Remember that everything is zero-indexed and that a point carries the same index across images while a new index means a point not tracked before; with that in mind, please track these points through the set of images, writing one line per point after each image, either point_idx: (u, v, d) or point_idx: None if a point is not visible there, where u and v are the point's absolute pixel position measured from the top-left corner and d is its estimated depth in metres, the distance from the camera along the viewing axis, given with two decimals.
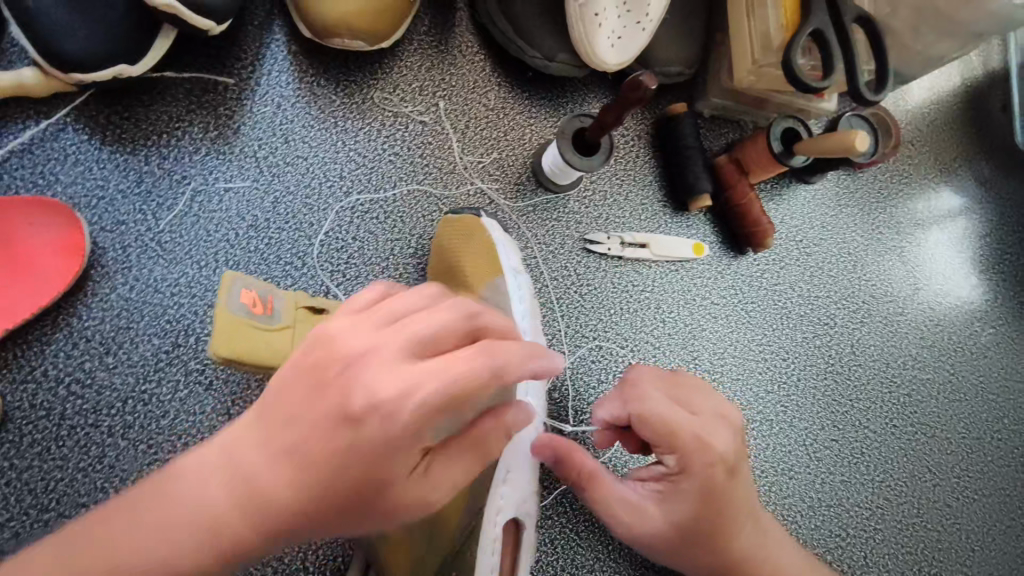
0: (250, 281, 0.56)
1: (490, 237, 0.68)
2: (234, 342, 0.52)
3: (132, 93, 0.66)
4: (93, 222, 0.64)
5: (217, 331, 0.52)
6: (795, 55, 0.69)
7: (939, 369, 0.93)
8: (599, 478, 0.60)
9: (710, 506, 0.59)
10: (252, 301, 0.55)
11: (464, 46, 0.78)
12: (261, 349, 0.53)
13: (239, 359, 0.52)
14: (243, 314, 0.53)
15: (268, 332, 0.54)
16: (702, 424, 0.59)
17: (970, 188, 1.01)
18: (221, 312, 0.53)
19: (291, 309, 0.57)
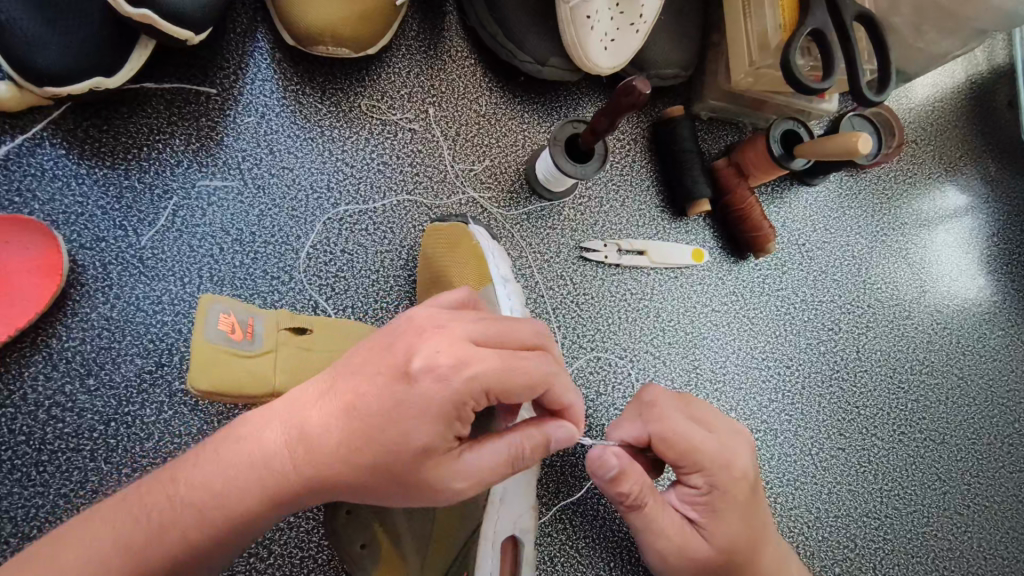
0: (229, 305, 0.54)
1: (477, 244, 0.66)
2: (213, 373, 0.51)
3: (111, 105, 0.64)
4: (72, 238, 0.62)
5: (195, 364, 0.50)
6: (793, 55, 0.66)
7: (947, 373, 0.91)
8: (649, 497, 0.55)
9: (745, 522, 0.57)
10: (230, 326, 0.53)
11: (453, 51, 0.76)
12: (241, 379, 0.52)
13: (218, 391, 0.51)
14: (220, 342, 0.52)
15: (247, 359, 0.53)
16: (725, 440, 0.58)
17: (977, 187, 0.99)
18: (198, 342, 0.51)
19: (272, 332, 0.56)
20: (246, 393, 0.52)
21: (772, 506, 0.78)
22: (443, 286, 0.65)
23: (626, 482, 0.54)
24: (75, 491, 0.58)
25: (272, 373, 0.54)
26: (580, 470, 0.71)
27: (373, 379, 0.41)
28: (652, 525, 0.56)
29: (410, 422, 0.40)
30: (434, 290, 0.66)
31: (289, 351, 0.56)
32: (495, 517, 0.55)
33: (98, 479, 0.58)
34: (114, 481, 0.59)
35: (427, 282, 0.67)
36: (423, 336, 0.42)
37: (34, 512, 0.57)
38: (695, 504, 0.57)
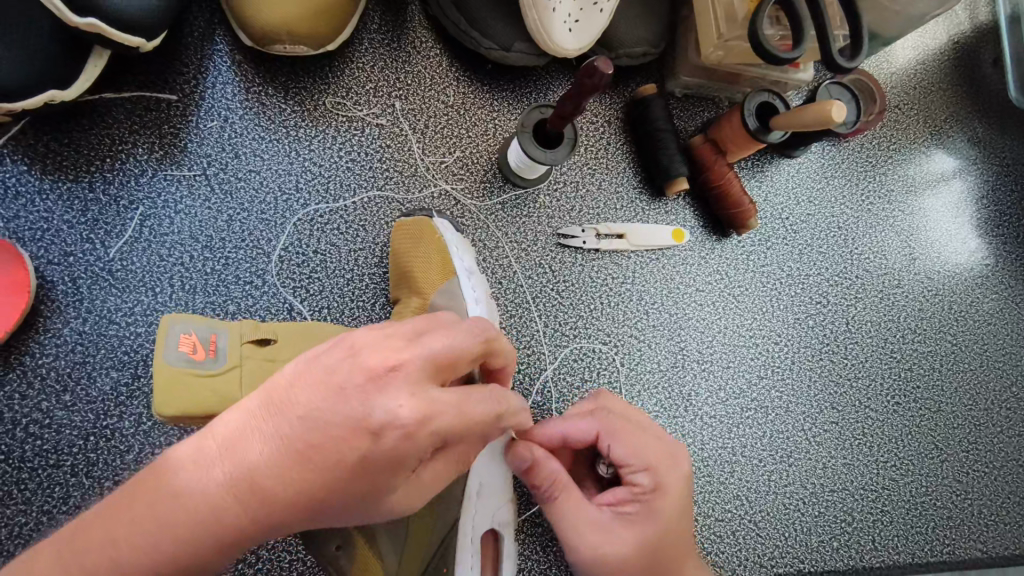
0: (188, 325, 0.54)
1: (443, 239, 0.65)
2: (175, 399, 0.51)
3: (70, 118, 0.64)
4: (39, 255, 0.61)
5: (155, 388, 0.51)
6: (760, 26, 0.65)
7: (941, 340, 0.90)
8: (567, 485, 0.57)
9: (673, 525, 0.58)
10: (191, 345, 0.53)
11: (418, 42, 0.75)
12: (204, 399, 0.52)
13: (181, 414, 0.51)
14: (182, 364, 0.52)
15: (209, 377, 0.53)
16: (654, 455, 0.58)
17: (963, 148, 0.97)
18: (158, 366, 0.51)
19: (236, 345, 0.55)
20: (210, 411, 0.52)
21: (765, 484, 0.78)
22: (410, 280, 0.64)
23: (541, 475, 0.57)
24: (58, 507, 0.58)
25: (236, 389, 0.54)
26: None
27: (323, 430, 0.37)
28: (574, 505, 0.57)
29: (369, 468, 0.37)
30: (403, 286, 0.65)
31: (252, 365, 0.55)
32: (471, 514, 0.56)
33: (81, 494, 0.58)
34: (97, 495, 0.59)
35: (397, 278, 0.66)
36: (375, 386, 0.37)
37: (19, 529, 0.57)
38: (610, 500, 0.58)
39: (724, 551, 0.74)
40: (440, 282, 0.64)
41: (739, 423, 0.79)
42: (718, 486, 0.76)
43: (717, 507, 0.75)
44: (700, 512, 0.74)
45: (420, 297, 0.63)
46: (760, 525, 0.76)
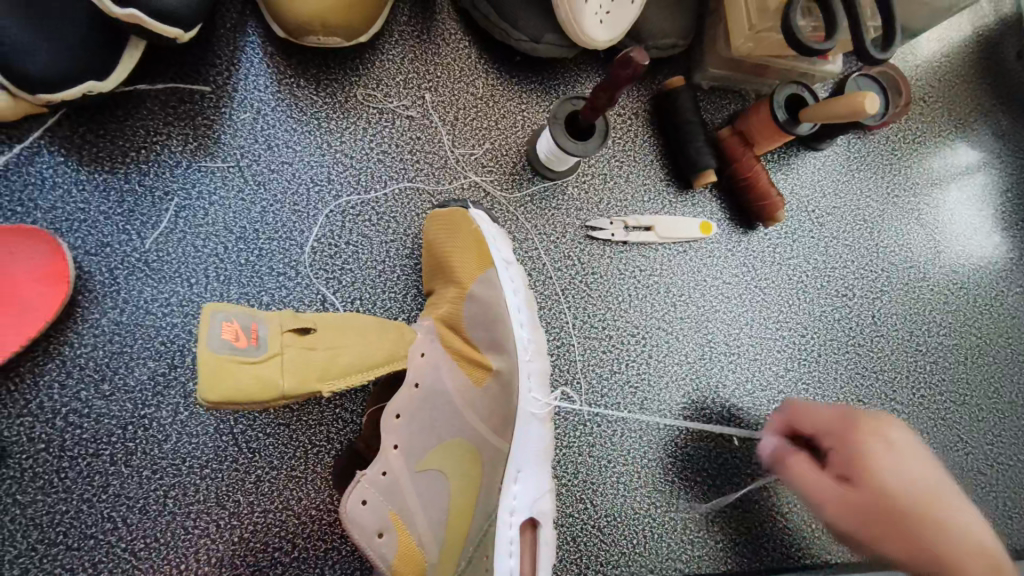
0: (231, 312, 0.52)
1: (478, 229, 0.64)
2: (220, 384, 0.49)
3: (105, 109, 0.64)
4: (77, 246, 0.62)
5: (202, 377, 0.49)
6: (794, 17, 0.65)
7: (965, 334, 0.90)
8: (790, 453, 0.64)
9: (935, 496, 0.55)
10: (234, 334, 0.51)
11: (447, 34, 0.75)
12: (249, 384, 0.51)
13: (229, 400, 0.50)
14: (226, 351, 0.50)
15: (255, 365, 0.51)
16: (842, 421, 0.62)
17: (987, 141, 0.97)
18: (203, 351, 0.49)
19: (278, 334, 0.54)
20: (254, 398, 0.51)
21: None
22: (446, 270, 0.63)
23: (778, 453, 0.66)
24: (98, 495, 0.58)
25: (280, 378, 0.52)
26: (598, 450, 0.71)
27: None
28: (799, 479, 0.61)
29: None
30: (437, 277, 0.65)
31: (294, 353, 0.54)
32: (509, 495, 0.59)
33: (120, 482, 0.59)
34: (137, 484, 0.59)
35: (430, 269, 0.66)
36: None
37: (59, 517, 0.57)
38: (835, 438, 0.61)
39: (753, 542, 0.74)
40: (480, 273, 0.63)
41: (766, 415, 0.79)
42: (748, 478, 0.76)
43: (746, 498, 0.75)
44: (729, 505, 0.74)
45: (459, 287, 0.62)
46: (789, 517, 0.76)
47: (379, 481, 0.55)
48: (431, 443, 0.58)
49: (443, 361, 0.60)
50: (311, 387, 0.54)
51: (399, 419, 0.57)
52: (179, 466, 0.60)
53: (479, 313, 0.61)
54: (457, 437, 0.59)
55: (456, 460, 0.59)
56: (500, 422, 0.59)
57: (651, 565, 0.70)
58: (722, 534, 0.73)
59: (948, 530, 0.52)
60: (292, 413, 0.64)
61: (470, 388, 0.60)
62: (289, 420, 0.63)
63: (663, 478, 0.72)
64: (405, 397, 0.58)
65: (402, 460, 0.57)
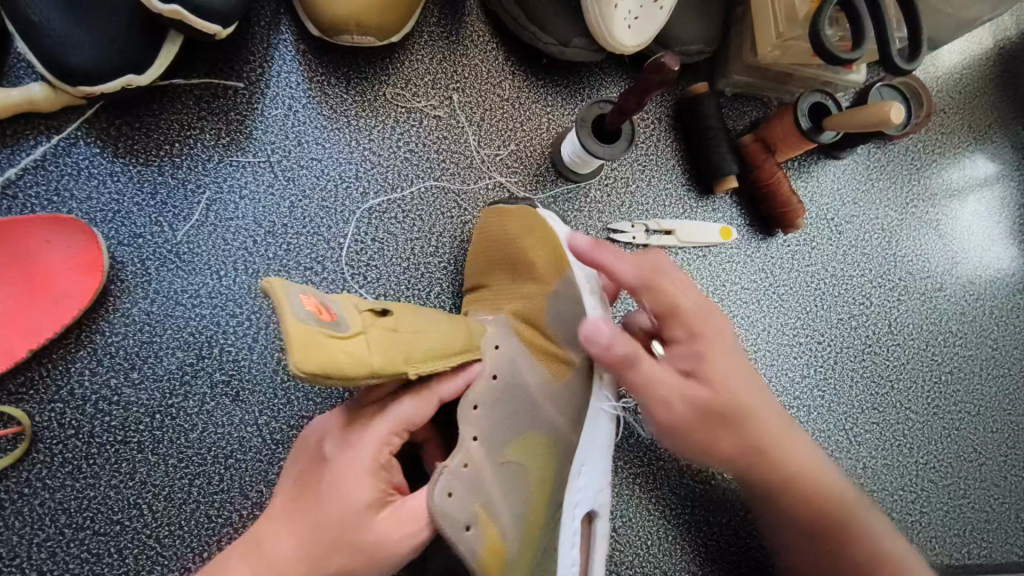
0: (303, 287, 0.45)
1: (551, 227, 0.65)
2: (316, 355, 0.42)
3: (141, 102, 0.65)
4: (110, 236, 0.63)
5: (293, 341, 0.41)
6: (822, 27, 0.66)
7: (981, 345, 0.90)
8: (643, 354, 0.57)
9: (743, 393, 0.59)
10: (316, 307, 0.44)
11: (475, 36, 0.76)
12: (340, 358, 0.44)
13: (325, 373, 0.42)
14: (313, 321, 0.43)
15: (343, 339, 0.45)
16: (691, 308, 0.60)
17: (1006, 154, 0.97)
18: (291, 319, 0.41)
19: (354, 313, 0.48)
20: (345, 374, 0.44)
21: None
22: (518, 266, 0.63)
23: (617, 345, 0.56)
24: (125, 482, 0.59)
25: (370, 355, 0.46)
26: (615, 451, 0.72)
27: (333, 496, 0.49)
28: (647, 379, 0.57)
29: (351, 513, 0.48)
30: (500, 270, 0.65)
31: (376, 332, 0.48)
32: (575, 490, 0.61)
33: (147, 470, 0.60)
34: (163, 472, 0.60)
35: (490, 262, 0.65)
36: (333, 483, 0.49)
37: (87, 503, 0.58)
38: (683, 333, 0.60)
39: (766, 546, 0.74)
40: (561, 270, 0.63)
41: None
42: None
43: None
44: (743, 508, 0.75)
45: (540, 283, 0.62)
46: None
47: (463, 473, 0.52)
48: (511, 435, 0.57)
49: (521, 354, 0.59)
50: (397, 366, 0.48)
51: (477, 410, 0.55)
52: (205, 455, 0.61)
53: (560, 311, 0.62)
54: (535, 429, 0.59)
55: (533, 453, 0.58)
56: (574, 416, 0.62)
57: (666, 566, 0.71)
58: (735, 537, 0.74)
59: (791, 459, 0.60)
60: (317, 406, 0.64)
61: (550, 382, 0.60)
62: (313, 412, 0.64)
63: (679, 480, 0.73)
64: (484, 387, 0.56)
65: (483, 450, 0.54)
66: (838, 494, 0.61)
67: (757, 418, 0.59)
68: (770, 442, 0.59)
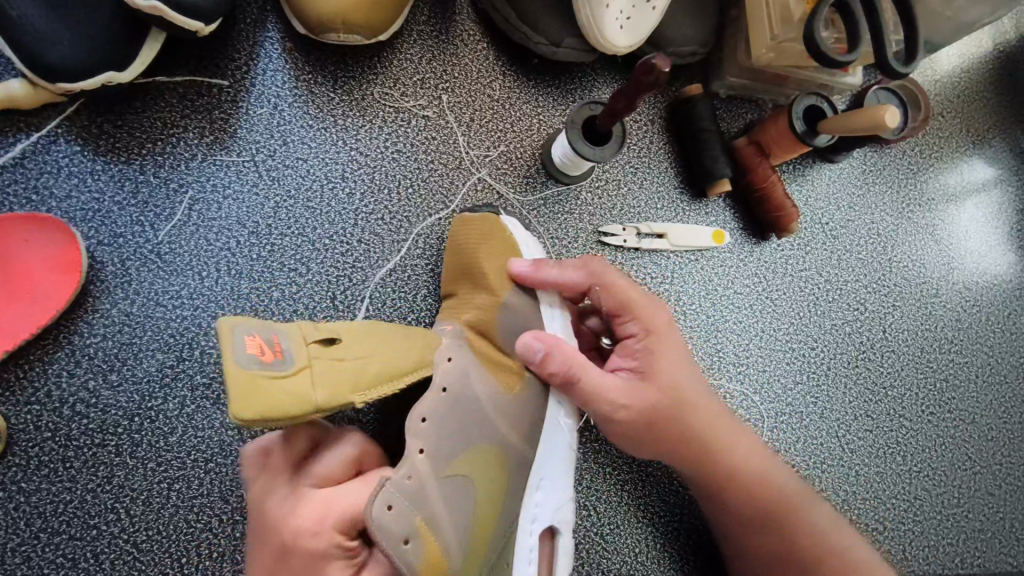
0: (250, 326, 0.48)
1: (511, 238, 0.65)
2: (252, 401, 0.45)
3: (123, 100, 0.64)
4: (90, 236, 0.62)
5: (231, 393, 0.44)
6: (818, 29, 0.64)
7: (977, 352, 0.89)
8: (583, 365, 0.58)
9: (684, 384, 0.60)
10: (259, 349, 0.47)
11: (466, 35, 0.75)
12: (281, 400, 0.47)
13: (266, 417, 0.46)
14: (252, 366, 0.46)
15: (284, 379, 0.47)
16: (638, 299, 0.61)
17: (1004, 159, 0.96)
18: (230, 369, 0.45)
19: (302, 347, 0.50)
20: (290, 415, 0.47)
21: None
22: (475, 276, 0.63)
23: (554, 361, 0.57)
24: (102, 486, 0.58)
25: (312, 390, 0.48)
26: (603, 457, 0.71)
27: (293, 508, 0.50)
28: (592, 391, 0.58)
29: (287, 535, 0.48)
30: (462, 279, 0.64)
31: (323, 365, 0.50)
32: (531, 504, 0.60)
33: (125, 474, 0.59)
34: (141, 476, 0.59)
35: (453, 272, 0.65)
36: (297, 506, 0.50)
37: (63, 507, 0.57)
38: (638, 328, 0.60)
39: None
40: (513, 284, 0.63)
41: (772, 426, 0.78)
42: None
43: None
44: None
45: (492, 294, 0.62)
46: None
47: (405, 486, 0.51)
48: (460, 449, 0.56)
49: (473, 367, 0.58)
50: (344, 397, 0.50)
51: (426, 423, 0.54)
52: (184, 459, 0.60)
53: (513, 323, 0.62)
54: (487, 443, 0.57)
55: (483, 467, 0.57)
56: (526, 429, 0.60)
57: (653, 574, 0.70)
58: None
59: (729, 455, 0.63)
60: None
61: (504, 394, 0.59)
62: None
63: (667, 486, 0.72)
64: (433, 401, 0.55)
65: (429, 464, 0.53)
66: (780, 490, 0.63)
67: (703, 412, 0.61)
68: (709, 433, 0.61)
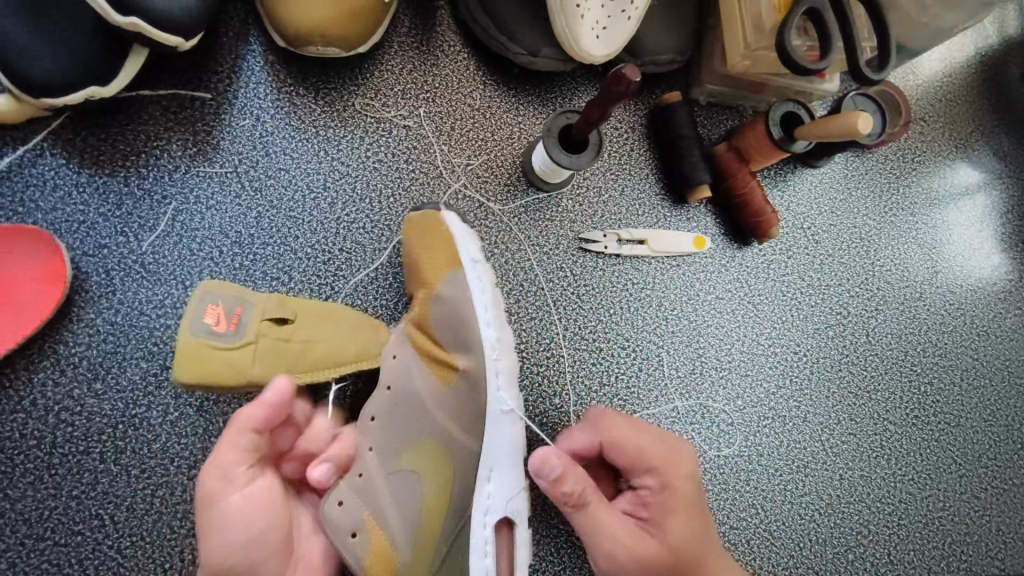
0: (215, 297, 0.56)
1: (450, 233, 0.63)
2: (194, 365, 0.54)
3: (107, 114, 0.65)
4: (75, 247, 0.63)
5: (179, 355, 0.54)
6: (788, 37, 0.65)
7: (962, 355, 0.89)
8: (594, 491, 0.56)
9: (698, 544, 0.57)
10: (216, 319, 0.55)
11: (447, 45, 0.76)
12: (220, 369, 0.55)
13: (202, 381, 0.54)
14: (202, 335, 0.54)
15: (230, 349, 0.55)
16: (655, 453, 0.60)
17: (988, 162, 0.96)
18: (185, 334, 0.54)
19: (257, 322, 0.57)
20: (224, 381, 0.55)
21: (782, 494, 0.78)
22: (424, 267, 0.64)
23: (569, 480, 0.55)
24: (86, 493, 0.59)
25: (250, 364, 0.56)
26: None
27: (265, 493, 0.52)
28: (602, 526, 0.55)
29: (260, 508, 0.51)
30: (415, 276, 0.65)
31: (269, 342, 0.57)
32: (483, 494, 0.58)
33: (108, 481, 0.60)
34: (124, 482, 0.60)
35: (411, 274, 0.66)
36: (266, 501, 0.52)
37: (48, 513, 0.58)
38: (653, 481, 0.59)
39: (738, 558, 0.74)
40: (451, 270, 0.61)
41: (755, 431, 0.79)
42: (734, 494, 0.76)
43: (730, 514, 0.75)
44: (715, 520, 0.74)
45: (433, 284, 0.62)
46: (775, 534, 0.76)
47: (353, 482, 0.57)
48: (405, 445, 0.59)
49: (414, 360, 0.60)
50: (278, 376, 0.57)
51: (374, 422, 0.59)
52: (167, 466, 0.61)
53: (447, 315, 0.60)
54: (430, 435, 0.59)
55: (431, 463, 0.58)
56: (470, 422, 0.58)
57: None
58: None
59: None
60: None
61: (439, 388, 0.59)
62: None
63: None
64: (378, 400, 0.60)
65: (377, 461, 0.58)
66: None
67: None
68: None
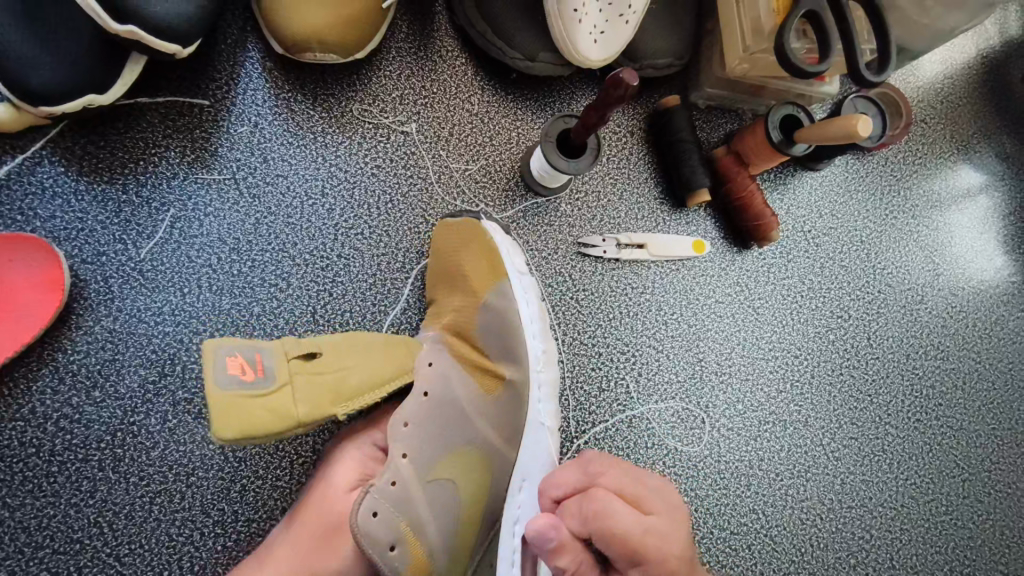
0: (232, 346, 0.50)
1: (489, 240, 0.67)
2: (232, 421, 0.48)
3: (106, 121, 0.65)
4: (73, 254, 0.63)
5: (213, 415, 0.47)
6: (787, 41, 0.65)
7: (965, 358, 0.89)
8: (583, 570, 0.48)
9: None
10: (240, 368, 0.49)
11: (444, 51, 0.76)
12: (264, 417, 0.49)
13: (247, 434, 0.49)
14: (234, 387, 0.49)
15: (268, 396, 0.50)
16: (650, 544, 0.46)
17: (990, 163, 0.96)
18: (212, 391, 0.48)
19: (284, 363, 0.52)
20: (272, 430, 0.50)
21: (783, 499, 0.77)
22: (457, 279, 0.65)
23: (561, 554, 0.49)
24: (85, 500, 0.59)
25: (295, 406, 0.51)
26: None
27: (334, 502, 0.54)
28: None
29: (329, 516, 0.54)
30: (445, 284, 0.66)
31: (304, 380, 0.52)
32: (513, 504, 0.62)
33: (107, 488, 0.60)
34: (123, 490, 0.60)
35: (438, 278, 0.66)
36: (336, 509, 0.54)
37: (47, 521, 0.58)
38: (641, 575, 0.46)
39: (739, 563, 0.74)
40: (491, 287, 0.65)
41: (756, 435, 0.78)
42: (735, 499, 0.75)
43: (731, 519, 0.75)
44: (715, 525, 0.74)
45: (473, 297, 0.64)
46: (776, 539, 0.76)
47: (388, 491, 0.53)
48: (440, 453, 0.57)
49: (453, 369, 0.60)
50: (325, 411, 0.52)
51: (408, 428, 0.56)
52: (165, 473, 0.61)
53: (491, 323, 0.64)
54: (468, 444, 0.59)
55: (469, 473, 0.59)
56: (510, 433, 0.63)
57: None
58: (708, 557, 0.73)
59: None
60: None
61: (483, 398, 0.62)
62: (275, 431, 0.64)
63: None
64: (415, 405, 0.57)
65: (411, 467, 0.55)
66: None
67: None
68: None
